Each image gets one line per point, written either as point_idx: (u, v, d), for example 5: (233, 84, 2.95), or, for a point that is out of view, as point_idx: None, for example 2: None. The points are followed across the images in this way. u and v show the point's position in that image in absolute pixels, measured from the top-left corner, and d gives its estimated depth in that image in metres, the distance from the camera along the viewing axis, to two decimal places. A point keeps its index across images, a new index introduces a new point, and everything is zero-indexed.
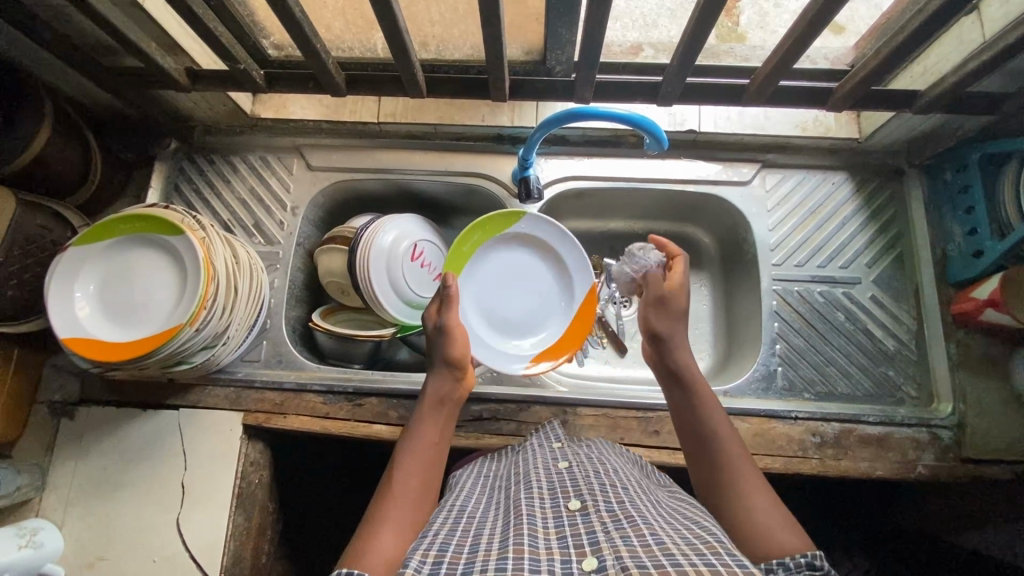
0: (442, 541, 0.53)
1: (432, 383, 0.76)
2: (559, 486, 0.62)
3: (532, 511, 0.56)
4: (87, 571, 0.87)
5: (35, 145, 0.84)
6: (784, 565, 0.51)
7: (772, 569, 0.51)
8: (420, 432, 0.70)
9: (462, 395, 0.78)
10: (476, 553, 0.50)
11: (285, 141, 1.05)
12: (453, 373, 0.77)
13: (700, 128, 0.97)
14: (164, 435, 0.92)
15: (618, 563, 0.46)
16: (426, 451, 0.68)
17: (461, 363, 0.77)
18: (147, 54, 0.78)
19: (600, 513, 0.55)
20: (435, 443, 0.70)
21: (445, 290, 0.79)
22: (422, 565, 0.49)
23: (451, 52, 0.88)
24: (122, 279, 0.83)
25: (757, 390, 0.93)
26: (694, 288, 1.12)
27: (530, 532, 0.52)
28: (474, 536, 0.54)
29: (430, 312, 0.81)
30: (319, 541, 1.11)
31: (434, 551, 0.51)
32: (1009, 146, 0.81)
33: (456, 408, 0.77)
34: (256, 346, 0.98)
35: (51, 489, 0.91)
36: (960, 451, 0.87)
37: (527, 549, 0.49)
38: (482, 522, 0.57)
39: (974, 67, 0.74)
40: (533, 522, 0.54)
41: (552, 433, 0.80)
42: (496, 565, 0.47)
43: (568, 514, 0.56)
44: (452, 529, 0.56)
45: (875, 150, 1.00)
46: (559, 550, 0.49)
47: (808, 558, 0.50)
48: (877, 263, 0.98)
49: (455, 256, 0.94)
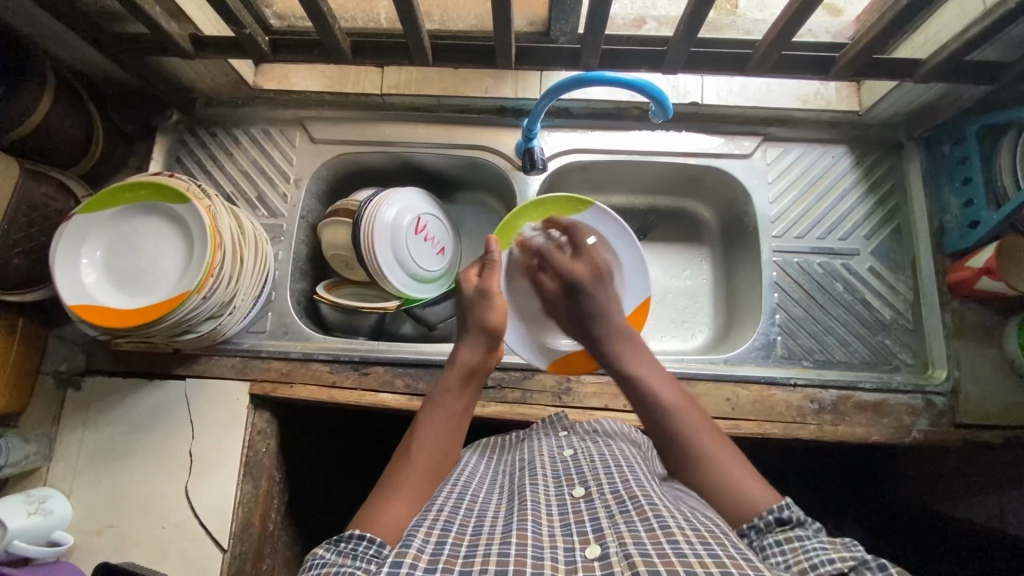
0: (446, 518, 0.54)
1: (463, 350, 0.76)
2: (564, 473, 0.63)
3: (536, 496, 0.58)
4: (96, 537, 0.88)
5: (37, 115, 0.84)
6: (756, 527, 0.54)
7: (745, 533, 0.55)
8: (444, 401, 0.70)
9: (492, 365, 0.78)
10: (479, 536, 0.51)
11: (287, 114, 1.05)
12: (487, 344, 0.76)
13: (703, 100, 0.98)
14: (171, 405, 0.92)
15: (622, 551, 0.47)
16: (447, 418, 0.69)
17: (496, 332, 0.77)
18: (151, 17, 0.77)
19: (605, 497, 0.56)
20: (457, 415, 0.70)
21: (488, 257, 0.82)
22: (426, 545, 0.50)
23: (455, 22, 0.89)
24: (134, 246, 0.83)
25: (757, 357, 0.95)
26: (696, 262, 1.13)
27: (534, 519, 0.53)
28: (478, 517, 0.56)
29: (469, 275, 0.82)
30: (324, 512, 1.12)
31: (438, 530, 0.52)
32: (1008, 117, 0.82)
33: (484, 378, 0.76)
34: (262, 318, 0.98)
35: (59, 458, 0.91)
36: (953, 416, 0.90)
37: (530, 535, 0.50)
38: (486, 504, 0.59)
39: (976, 33, 0.75)
40: (537, 508, 0.55)
41: (559, 421, 0.80)
42: (499, 549, 0.48)
43: (572, 501, 0.57)
44: (456, 505, 0.58)
45: (875, 123, 1.01)
46: (562, 537, 0.51)
47: (776, 513, 0.54)
48: (875, 235, 0.99)
49: (507, 226, 0.92)
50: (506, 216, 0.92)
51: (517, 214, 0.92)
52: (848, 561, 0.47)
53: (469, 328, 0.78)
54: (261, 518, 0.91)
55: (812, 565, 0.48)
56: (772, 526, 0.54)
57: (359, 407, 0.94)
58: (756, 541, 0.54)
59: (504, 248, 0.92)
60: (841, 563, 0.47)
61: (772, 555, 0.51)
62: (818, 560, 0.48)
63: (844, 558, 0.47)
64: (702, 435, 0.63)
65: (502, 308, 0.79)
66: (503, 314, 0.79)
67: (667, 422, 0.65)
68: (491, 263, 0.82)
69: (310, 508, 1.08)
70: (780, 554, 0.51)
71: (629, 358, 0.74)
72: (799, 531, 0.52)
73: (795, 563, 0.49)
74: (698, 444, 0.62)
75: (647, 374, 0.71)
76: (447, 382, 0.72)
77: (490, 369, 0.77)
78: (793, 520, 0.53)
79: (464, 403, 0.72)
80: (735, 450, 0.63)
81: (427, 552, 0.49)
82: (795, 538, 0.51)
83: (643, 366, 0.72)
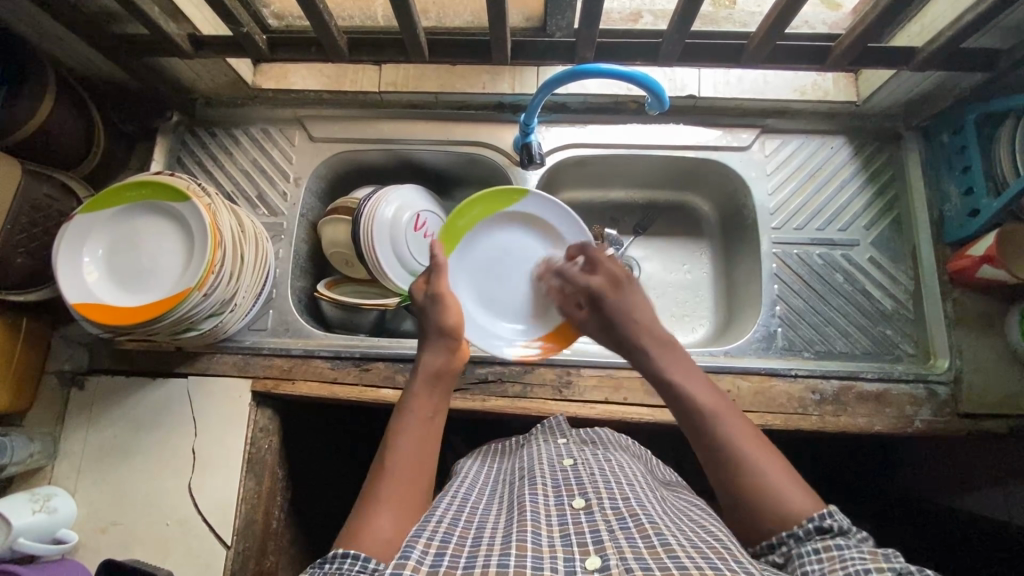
0: (445, 529, 0.55)
1: (426, 357, 0.75)
2: (564, 483, 0.63)
3: (536, 507, 0.58)
4: (101, 535, 0.88)
5: (37, 120, 0.85)
6: (794, 535, 0.55)
7: (784, 540, 0.55)
8: (411, 408, 0.69)
9: (457, 366, 0.76)
10: (478, 547, 0.52)
11: (286, 113, 1.05)
12: (448, 345, 0.75)
13: (700, 93, 0.98)
14: (174, 403, 0.93)
15: (622, 564, 0.47)
16: (417, 424, 0.68)
17: (453, 333, 0.76)
18: (150, 19, 0.78)
19: (604, 510, 0.56)
20: (427, 419, 0.69)
21: (433, 261, 0.80)
22: (425, 555, 0.50)
23: (451, 19, 0.89)
24: (133, 245, 0.84)
25: (758, 349, 0.94)
26: (695, 256, 1.13)
27: (534, 529, 0.53)
28: (477, 529, 0.56)
29: (418, 283, 0.81)
30: (327, 509, 1.12)
31: (437, 541, 0.52)
32: (1005, 104, 0.82)
33: (454, 378, 0.75)
34: (263, 315, 0.99)
35: (62, 457, 0.92)
36: (957, 406, 0.89)
37: (531, 546, 0.50)
38: (486, 515, 0.60)
39: (971, 20, 0.74)
40: (536, 518, 0.55)
41: (559, 429, 0.81)
42: (500, 561, 0.48)
43: (571, 512, 0.57)
44: (456, 517, 0.58)
45: (874, 113, 1.01)
46: (562, 548, 0.51)
47: (816, 522, 0.54)
48: (874, 226, 0.99)
49: (448, 230, 0.91)
50: (445, 222, 0.90)
51: (455, 217, 0.90)
52: (884, 571, 0.48)
53: (428, 335, 0.77)
54: (264, 515, 0.91)
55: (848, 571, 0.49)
56: (812, 535, 0.54)
57: (360, 403, 0.94)
58: (794, 549, 0.54)
59: (450, 250, 0.92)
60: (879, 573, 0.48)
61: (807, 562, 0.52)
62: (853, 568, 0.49)
63: (882, 568, 0.48)
64: (747, 441, 0.62)
65: (457, 308, 0.78)
66: (459, 313, 0.78)
67: (722, 442, 0.62)
68: (435, 268, 0.80)
69: (313, 505, 1.08)
70: (815, 562, 0.51)
71: (666, 363, 0.71)
72: (839, 540, 0.52)
73: (830, 570, 0.50)
74: (748, 456, 0.60)
75: (682, 372, 0.69)
76: (413, 390, 0.71)
77: (458, 369, 0.76)
78: (834, 529, 0.54)
79: (435, 406, 0.71)
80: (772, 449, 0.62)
81: (426, 563, 0.49)
82: (833, 546, 0.52)
83: (680, 372, 0.69)
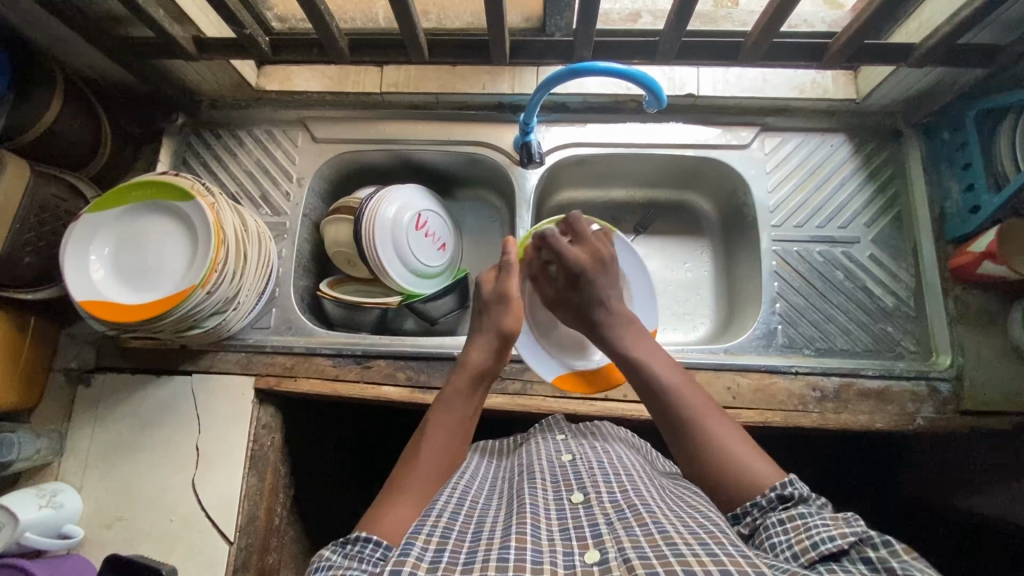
0: (444, 525, 0.55)
1: (471, 354, 0.76)
2: (563, 478, 0.63)
3: (535, 500, 0.58)
4: (106, 531, 0.89)
5: (46, 119, 0.87)
6: (759, 505, 0.58)
7: (748, 509, 0.58)
8: (453, 402, 0.72)
9: (501, 369, 0.78)
10: (478, 542, 0.52)
11: (289, 114, 1.07)
12: (495, 348, 0.77)
13: (699, 92, 0.99)
14: (178, 400, 0.94)
15: (621, 556, 0.47)
16: (454, 418, 0.70)
17: (507, 336, 0.78)
18: (157, 22, 0.80)
19: (603, 504, 0.57)
20: (466, 416, 0.71)
21: (505, 258, 0.82)
22: (425, 552, 0.50)
23: (451, 21, 0.91)
24: (141, 241, 0.85)
25: (758, 347, 0.94)
26: (695, 254, 1.13)
27: (533, 521, 0.54)
28: (477, 525, 0.56)
29: (487, 277, 0.82)
30: (328, 508, 1.13)
31: (437, 537, 0.53)
32: (1004, 100, 0.82)
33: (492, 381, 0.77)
34: (266, 313, 1.00)
35: (69, 453, 0.93)
36: (959, 403, 0.89)
37: (529, 539, 0.51)
38: (485, 510, 0.60)
39: (969, 14, 0.74)
40: (536, 511, 0.56)
41: (557, 425, 0.81)
42: (499, 554, 0.49)
43: (570, 507, 0.57)
44: (455, 511, 0.58)
45: (874, 111, 1.01)
46: (562, 542, 0.51)
47: (778, 491, 0.57)
48: (875, 223, 0.99)
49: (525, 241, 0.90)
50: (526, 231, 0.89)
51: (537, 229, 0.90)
52: (847, 537, 0.51)
53: (485, 329, 0.78)
54: (266, 511, 0.92)
55: (813, 541, 0.52)
56: (775, 504, 0.57)
57: (362, 400, 0.95)
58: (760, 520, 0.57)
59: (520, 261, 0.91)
60: (842, 540, 0.51)
61: (773, 534, 0.55)
62: (818, 537, 0.52)
63: (844, 534, 0.51)
64: (708, 415, 0.66)
65: (520, 309, 0.80)
66: (519, 315, 0.80)
67: (671, 404, 0.68)
68: (507, 266, 0.81)
69: (315, 503, 1.09)
70: (781, 533, 0.54)
71: (631, 341, 0.75)
72: (801, 508, 0.55)
73: (797, 541, 0.53)
74: (697, 418, 0.65)
75: (644, 350, 0.74)
76: (455, 386, 0.73)
77: (499, 372, 0.78)
78: (796, 497, 0.57)
79: (472, 406, 0.73)
80: (733, 422, 0.66)
81: (426, 560, 0.50)
82: (797, 514, 0.55)
83: (644, 349, 0.74)
